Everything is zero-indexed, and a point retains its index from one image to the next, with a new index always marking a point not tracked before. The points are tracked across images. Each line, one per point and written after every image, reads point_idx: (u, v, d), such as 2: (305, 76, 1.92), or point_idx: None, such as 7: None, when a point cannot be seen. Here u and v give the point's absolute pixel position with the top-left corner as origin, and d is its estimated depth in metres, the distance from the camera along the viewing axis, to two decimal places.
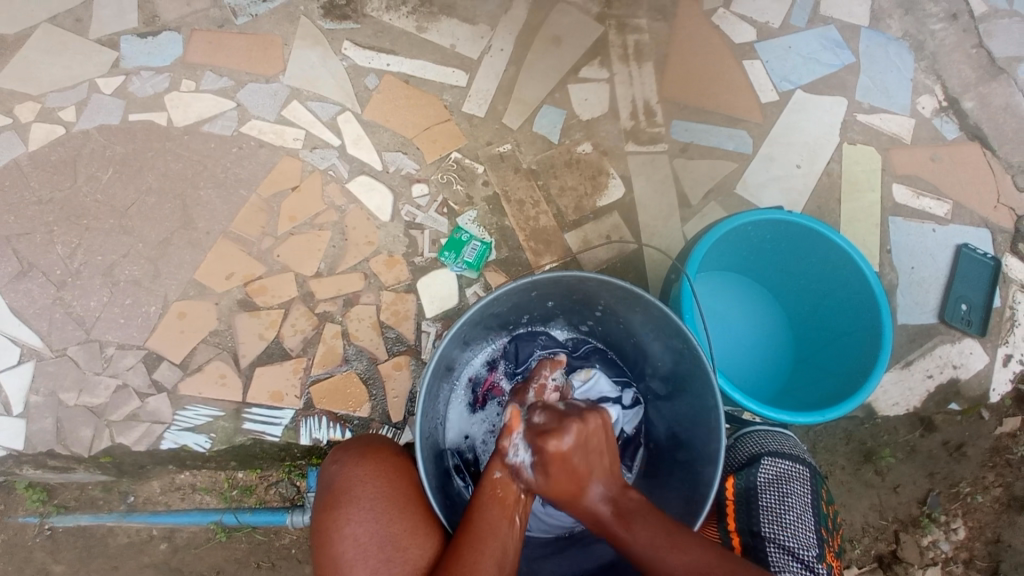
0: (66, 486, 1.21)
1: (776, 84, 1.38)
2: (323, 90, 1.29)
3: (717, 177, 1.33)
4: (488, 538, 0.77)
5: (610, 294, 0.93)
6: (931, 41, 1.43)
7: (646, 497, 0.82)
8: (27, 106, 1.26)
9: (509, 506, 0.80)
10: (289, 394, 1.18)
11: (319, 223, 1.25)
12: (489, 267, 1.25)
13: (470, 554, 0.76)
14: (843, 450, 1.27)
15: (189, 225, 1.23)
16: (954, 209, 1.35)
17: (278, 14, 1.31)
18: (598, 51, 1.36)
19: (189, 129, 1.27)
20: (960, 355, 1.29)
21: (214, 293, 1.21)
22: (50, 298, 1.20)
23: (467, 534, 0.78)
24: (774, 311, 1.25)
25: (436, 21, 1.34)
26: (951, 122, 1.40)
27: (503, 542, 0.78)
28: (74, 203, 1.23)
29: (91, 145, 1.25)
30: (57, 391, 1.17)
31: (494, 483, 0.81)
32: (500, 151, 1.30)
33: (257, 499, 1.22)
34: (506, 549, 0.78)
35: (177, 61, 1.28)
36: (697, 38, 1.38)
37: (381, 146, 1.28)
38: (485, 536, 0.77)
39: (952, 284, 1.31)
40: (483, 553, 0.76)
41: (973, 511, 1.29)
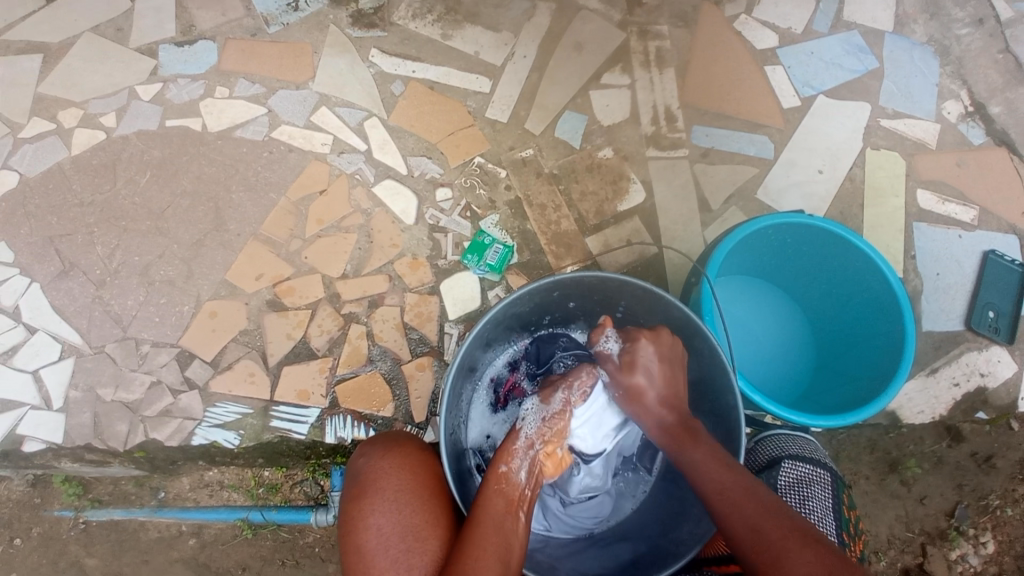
0: (100, 481, 1.26)
1: (799, 89, 1.38)
2: (351, 97, 1.33)
3: (739, 182, 1.33)
4: (489, 532, 0.79)
5: (630, 295, 0.94)
6: (957, 46, 1.42)
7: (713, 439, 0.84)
8: (70, 112, 1.31)
9: (514, 502, 0.84)
10: (315, 392, 1.21)
11: (346, 226, 1.28)
12: (511, 270, 1.27)
13: (472, 549, 0.77)
14: (868, 460, 1.26)
15: (221, 227, 1.27)
16: (980, 214, 1.34)
17: (308, 23, 1.35)
18: (620, 58, 1.37)
19: (222, 134, 1.31)
20: (987, 363, 1.28)
21: (244, 293, 1.25)
22: (89, 297, 1.25)
23: (470, 528, 0.79)
24: (795, 316, 1.25)
25: (460, 29, 1.37)
26: (977, 127, 1.38)
27: (507, 538, 0.79)
28: (112, 206, 1.28)
29: (129, 150, 1.30)
30: (94, 386, 1.21)
31: (499, 478, 0.85)
32: (522, 156, 1.32)
33: (283, 498, 1.25)
34: (509, 547, 0.79)
35: (211, 69, 1.33)
36: (719, 43, 1.39)
37: (406, 151, 1.31)
38: (488, 533, 0.78)
39: (978, 290, 1.30)
40: (486, 550, 0.77)
41: (1003, 524, 1.27)
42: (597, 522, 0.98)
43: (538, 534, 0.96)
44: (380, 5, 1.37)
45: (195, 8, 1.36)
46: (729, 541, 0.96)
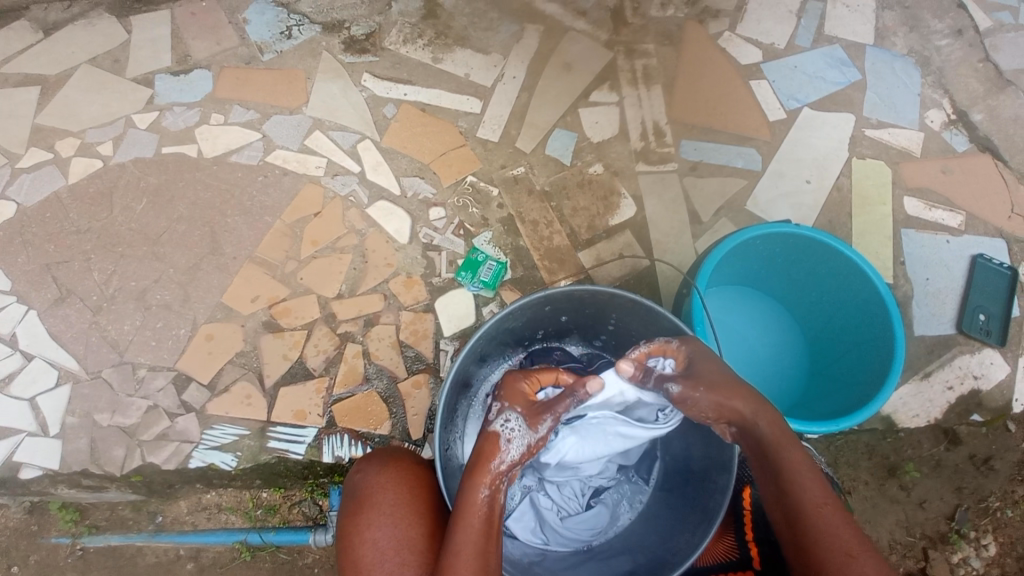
0: (97, 506, 1.25)
1: (784, 102, 1.41)
2: (344, 120, 1.35)
3: (728, 194, 1.35)
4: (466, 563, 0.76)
5: (621, 307, 0.95)
6: (937, 56, 1.45)
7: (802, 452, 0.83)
8: (68, 141, 1.33)
9: (492, 531, 0.79)
10: (312, 412, 1.21)
11: (341, 246, 1.29)
12: (504, 286, 1.28)
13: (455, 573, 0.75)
14: (866, 465, 1.25)
15: (217, 251, 1.29)
16: (967, 219, 1.36)
17: (301, 50, 1.38)
18: (608, 76, 1.40)
19: (218, 159, 1.33)
20: (980, 366, 1.28)
21: (241, 315, 1.26)
22: (87, 323, 1.25)
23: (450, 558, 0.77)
24: (789, 325, 1.26)
25: (450, 52, 1.40)
26: (960, 135, 1.41)
27: (483, 567, 0.76)
28: (110, 232, 1.30)
29: (126, 177, 1.32)
30: (91, 412, 1.21)
31: (482, 505, 0.80)
32: (514, 174, 1.34)
33: (281, 518, 1.24)
34: (487, 572, 0.76)
35: (206, 96, 1.36)
36: (704, 60, 1.42)
37: (399, 172, 1.33)
38: (467, 558, 0.76)
39: (968, 294, 1.31)
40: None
41: (1004, 526, 1.26)
42: (595, 534, 0.98)
43: (536, 548, 0.96)
44: (371, 30, 1.40)
45: (190, 38, 1.39)
46: (725, 549, 0.96)
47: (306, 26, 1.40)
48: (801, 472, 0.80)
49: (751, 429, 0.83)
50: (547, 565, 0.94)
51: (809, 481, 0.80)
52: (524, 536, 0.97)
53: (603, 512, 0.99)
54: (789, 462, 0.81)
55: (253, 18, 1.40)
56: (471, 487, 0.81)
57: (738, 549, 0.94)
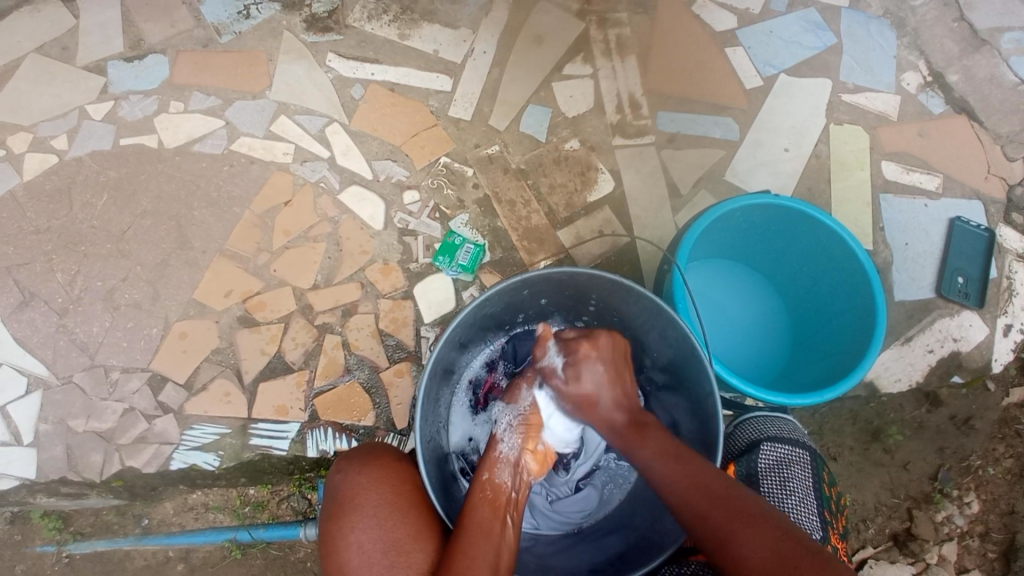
0: (81, 512, 1.22)
1: (760, 68, 1.39)
2: (310, 104, 1.30)
3: (707, 165, 1.33)
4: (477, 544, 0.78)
5: (602, 287, 0.93)
6: (912, 16, 1.43)
7: (663, 431, 0.82)
8: (19, 137, 1.27)
9: (500, 506, 0.83)
10: (294, 407, 1.19)
11: (314, 236, 1.26)
12: (484, 269, 1.26)
13: (464, 559, 0.77)
14: (850, 431, 1.27)
15: (185, 245, 1.25)
16: (944, 182, 1.36)
17: (261, 31, 1.32)
18: (581, 47, 1.36)
19: (180, 150, 1.28)
20: (959, 328, 1.30)
21: (214, 311, 1.22)
22: (53, 326, 1.21)
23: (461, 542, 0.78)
24: (769, 295, 1.26)
25: (417, 27, 1.35)
26: (936, 96, 1.40)
27: (495, 543, 0.79)
28: (71, 231, 1.25)
29: (84, 172, 1.26)
30: (66, 418, 1.18)
31: (483, 485, 0.85)
32: (488, 153, 1.30)
33: (270, 514, 1.22)
34: (498, 550, 0.78)
35: (164, 83, 1.30)
36: (678, 27, 1.39)
37: (370, 156, 1.29)
38: (476, 540, 0.78)
39: (947, 257, 1.32)
40: (475, 553, 0.77)
41: (986, 483, 1.29)
42: (584, 516, 0.98)
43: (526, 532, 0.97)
44: (333, 7, 1.34)
45: (142, 21, 1.32)
46: None
47: (264, 4, 1.33)
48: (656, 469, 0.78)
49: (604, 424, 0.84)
50: (538, 550, 0.94)
51: (673, 465, 0.78)
52: None
53: (592, 493, 1.00)
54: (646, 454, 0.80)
55: None
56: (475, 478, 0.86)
57: None
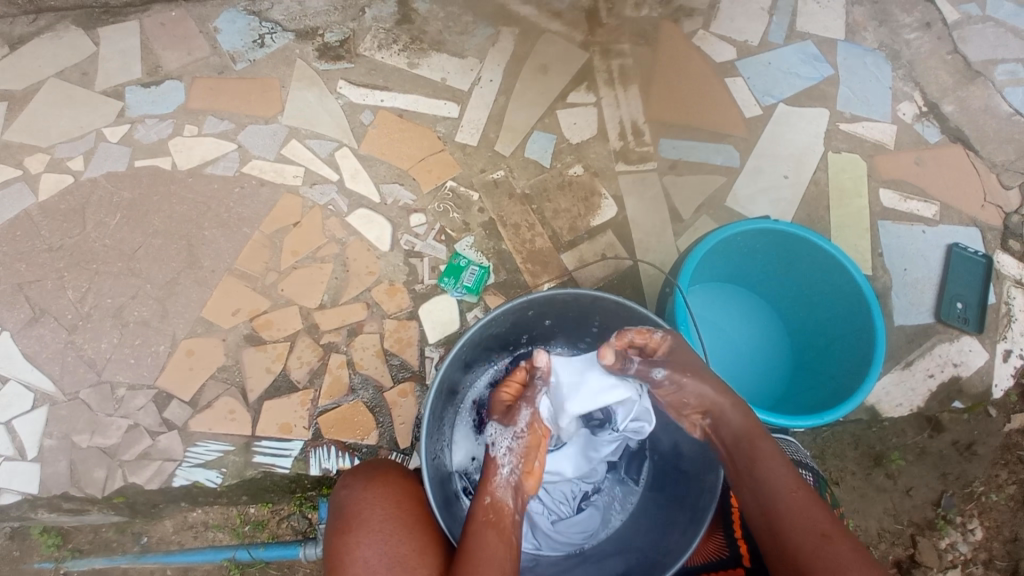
0: (80, 529, 1.21)
1: (759, 98, 1.42)
2: (321, 128, 1.34)
3: (707, 192, 1.36)
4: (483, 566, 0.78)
5: (605, 309, 0.95)
6: (907, 50, 1.47)
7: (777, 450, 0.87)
8: (37, 157, 1.30)
9: (502, 528, 0.83)
10: (298, 425, 1.20)
11: (321, 256, 1.28)
12: (488, 290, 1.28)
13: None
14: (852, 455, 1.27)
15: (195, 264, 1.27)
16: (941, 209, 1.38)
17: (275, 59, 1.37)
18: (585, 77, 1.40)
19: (192, 172, 1.31)
20: (960, 353, 1.30)
21: (221, 329, 1.24)
22: (62, 342, 1.23)
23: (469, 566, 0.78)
24: (771, 320, 1.27)
25: (426, 56, 1.39)
26: (932, 126, 1.43)
27: (499, 564, 0.79)
28: (83, 249, 1.27)
29: (98, 192, 1.29)
30: (70, 434, 1.19)
31: (486, 508, 0.85)
32: (494, 177, 1.33)
33: (270, 534, 1.22)
34: (503, 572, 0.78)
35: (179, 108, 1.33)
36: (679, 58, 1.43)
37: (378, 179, 1.32)
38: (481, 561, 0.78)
39: (945, 283, 1.33)
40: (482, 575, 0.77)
41: (989, 510, 1.28)
42: (586, 537, 0.98)
43: (529, 552, 0.97)
44: (345, 37, 1.39)
45: (160, 48, 1.37)
46: (716, 547, 0.96)
47: (279, 34, 1.38)
48: (781, 478, 0.82)
49: (724, 420, 0.88)
50: (540, 570, 0.94)
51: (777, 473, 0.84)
52: None
53: (595, 514, 1.00)
54: (765, 455, 0.85)
55: (224, 26, 1.38)
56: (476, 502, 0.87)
57: (728, 547, 0.94)
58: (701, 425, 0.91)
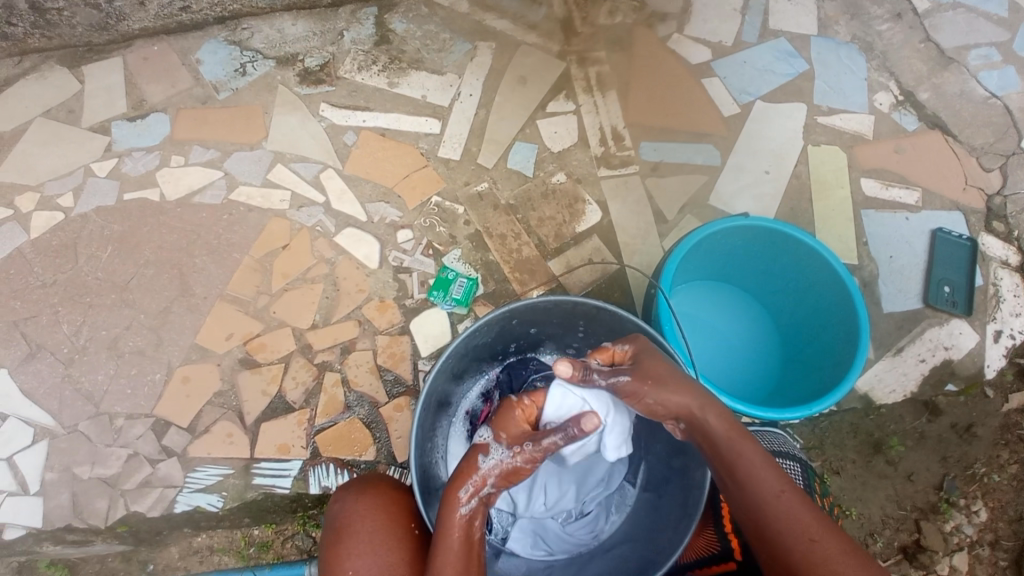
0: (86, 560, 1.22)
1: (736, 96, 1.44)
2: (305, 152, 1.36)
3: (690, 192, 1.37)
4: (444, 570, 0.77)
5: (587, 313, 0.96)
6: (879, 41, 1.49)
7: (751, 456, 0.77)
8: (29, 196, 1.33)
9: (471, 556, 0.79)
10: (296, 445, 1.21)
11: (312, 277, 1.30)
12: (478, 301, 1.29)
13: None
14: (851, 444, 1.27)
15: (188, 292, 1.29)
16: (923, 195, 1.39)
17: (258, 86, 1.39)
18: (563, 86, 1.42)
19: (182, 201, 1.33)
20: (950, 337, 1.31)
21: (216, 354, 1.25)
22: (60, 376, 1.24)
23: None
24: (758, 314, 1.28)
25: (405, 75, 1.41)
26: (909, 114, 1.44)
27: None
28: (78, 283, 1.29)
29: (90, 226, 1.31)
30: (71, 466, 1.20)
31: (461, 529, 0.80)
32: (478, 190, 1.35)
33: (275, 555, 1.22)
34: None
35: (165, 139, 1.36)
36: (655, 62, 1.45)
37: (364, 198, 1.34)
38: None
39: (932, 268, 1.34)
40: None
41: (993, 491, 1.27)
42: (595, 537, 0.99)
43: (541, 561, 0.97)
44: (326, 61, 1.41)
45: (144, 82, 1.39)
46: (707, 543, 0.97)
47: (260, 62, 1.41)
48: (770, 488, 0.74)
49: (700, 423, 0.79)
50: None
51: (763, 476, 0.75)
52: (525, 553, 0.98)
53: (599, 516, 1.00)
54: (749, 461, 0.76)
55: (206, 57, 1.41)
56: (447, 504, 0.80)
57: (720, 541, 0.95)
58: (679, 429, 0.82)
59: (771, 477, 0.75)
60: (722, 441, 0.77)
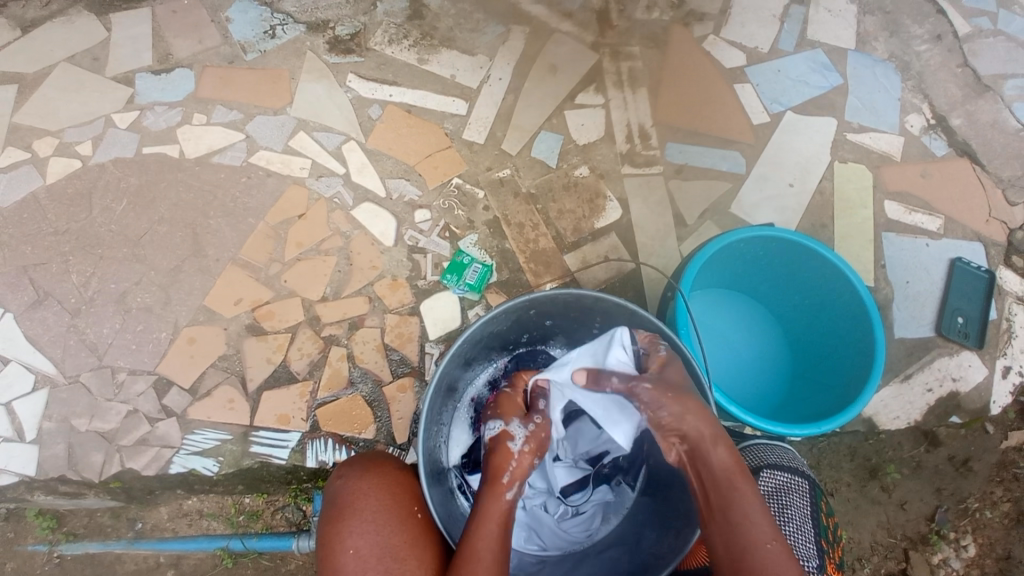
0: (75, 513, 1.22)
1: (767, 105, 1.42)
2: (328, 121, 1.34)
3: (713, 198, 1.36)
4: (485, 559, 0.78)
5: (606, 311, 0.95)
6: (917, 62, 1.47)
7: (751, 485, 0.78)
8: (45, 141, 1.31)
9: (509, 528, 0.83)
10: (296, 416, 1.20)
11: (325, 249, 1.28)
12: (490, 289, 1.28)
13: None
14: (848, 467, 1.27)
15: (199, 253, 1.27)
16: (946, 223, 1.38)
17: (286, 50, 1.37)
18: (594, 78, 1.40)
19: (200, 160, 1.31)
20: (959, 368, 1.31)
21: (223, 318, 1.24)
22: (65, 326, 1.23)
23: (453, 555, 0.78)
24: (769, 327, 1.27)
25: (436, 53, 1.39)
26: (939, 139, 1.43)
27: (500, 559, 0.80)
28: (89, 233, 1.27)
29: (105, 177, 1.30)
30: (69, 417, 1.19)
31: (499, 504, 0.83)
32: (499, 176, 1.34)
33: (264, 524, 1.22)
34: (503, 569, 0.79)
35: (187, 96, 1.34)
36: (689, 63, 1.43)
37: (385, 173, 1.32)
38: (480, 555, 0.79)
39: (947, 297, 1.33)
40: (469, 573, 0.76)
41: (983, 527, 1.28)
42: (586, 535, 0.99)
43: (534, 554, 0.96)
44: (356, 30, 1.39)
45: (171, 36, 1.37)
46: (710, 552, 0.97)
47: (290, 25, 1.38)
48: (760, 537, 0.76)
49: (705, 456, 0.80)
50: None
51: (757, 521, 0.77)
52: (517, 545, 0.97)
53: (593, 514, 1.01)
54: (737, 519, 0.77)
55: (235, 16, 1.38)
56: (491, 490, 0.84)
57: None
58: (677, 448, 0.82)
59: (764, 529, 0.76)
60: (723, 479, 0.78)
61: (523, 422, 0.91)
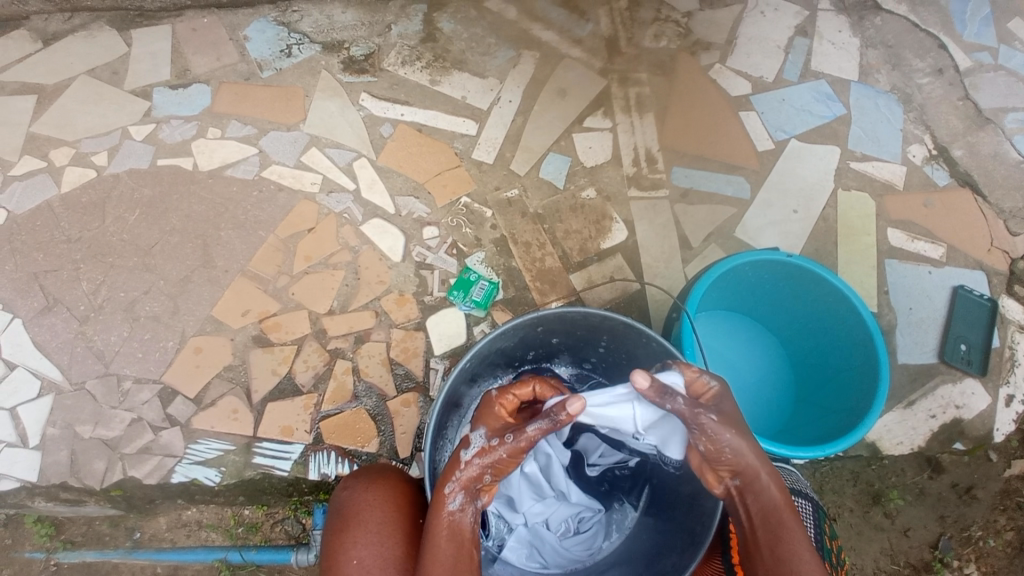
0: (74, 520, 1.21)
1: (772, 133, 1.45)
2: (341, 138, 1.37)
3: (718, 221, 1.38)
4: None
5: (613, 329, 0.96)
6: (918, 94, 1.50)
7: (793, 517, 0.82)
8: (62, 151, 1.33)
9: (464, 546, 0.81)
10: (299, 428, 1.20)
11: (333, 262, 1.30)
12: (496, 306, 1.29)
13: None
14: (851, 492, 1.26)
15: (209, 264, 1.28)
16: (948, 251, 1.39)
17: (301, 69, 1.40)
18: (602, 102, 1.43)
19: (213, 173, 1.33)
20: (962, 396, 1.31)
21: (230, 329, 1.25)
22: (73, 332, 1.24)
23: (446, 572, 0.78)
24: (773, 351, 1.28)
25: (448, 75, 1.42)
26: (941, 169, 1.45)
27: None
28: (101, 242, 1.29)
29: (120, 188, 1.32)
30: (73, 424, 1.20)
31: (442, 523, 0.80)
32: (507, 196, 1.36)
33: (263, 537, 1.21)
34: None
35: (203, 111, 1.36)
36: (695, 90, 1.46)
37: (394, 190, 1.34)
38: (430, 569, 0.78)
39: (950, 325, 1.34)
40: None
41: (986, 556, 1.28)
42: (589, 553, 0.99)
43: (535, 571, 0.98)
44: (371, 51, 1.42)
45: (190, 53, 1.40)
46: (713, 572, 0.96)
47: (306, 45, 1.42)
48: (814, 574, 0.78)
49: (757, 488, 0.81)
50: None
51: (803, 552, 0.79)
52: (520, 562, 0.97)
53: (597, 531, 1.00)
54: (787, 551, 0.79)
55: (253, 35, 1.42)
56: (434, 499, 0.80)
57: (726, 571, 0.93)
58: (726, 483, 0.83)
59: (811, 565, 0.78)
60: (773, 515, 0.81)
61: (487, 434, 0.82)
